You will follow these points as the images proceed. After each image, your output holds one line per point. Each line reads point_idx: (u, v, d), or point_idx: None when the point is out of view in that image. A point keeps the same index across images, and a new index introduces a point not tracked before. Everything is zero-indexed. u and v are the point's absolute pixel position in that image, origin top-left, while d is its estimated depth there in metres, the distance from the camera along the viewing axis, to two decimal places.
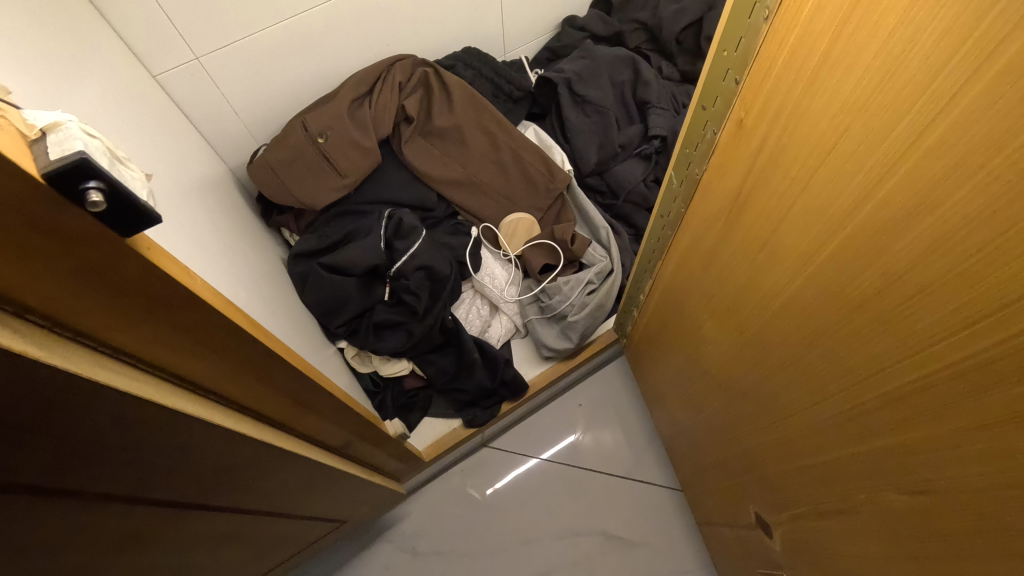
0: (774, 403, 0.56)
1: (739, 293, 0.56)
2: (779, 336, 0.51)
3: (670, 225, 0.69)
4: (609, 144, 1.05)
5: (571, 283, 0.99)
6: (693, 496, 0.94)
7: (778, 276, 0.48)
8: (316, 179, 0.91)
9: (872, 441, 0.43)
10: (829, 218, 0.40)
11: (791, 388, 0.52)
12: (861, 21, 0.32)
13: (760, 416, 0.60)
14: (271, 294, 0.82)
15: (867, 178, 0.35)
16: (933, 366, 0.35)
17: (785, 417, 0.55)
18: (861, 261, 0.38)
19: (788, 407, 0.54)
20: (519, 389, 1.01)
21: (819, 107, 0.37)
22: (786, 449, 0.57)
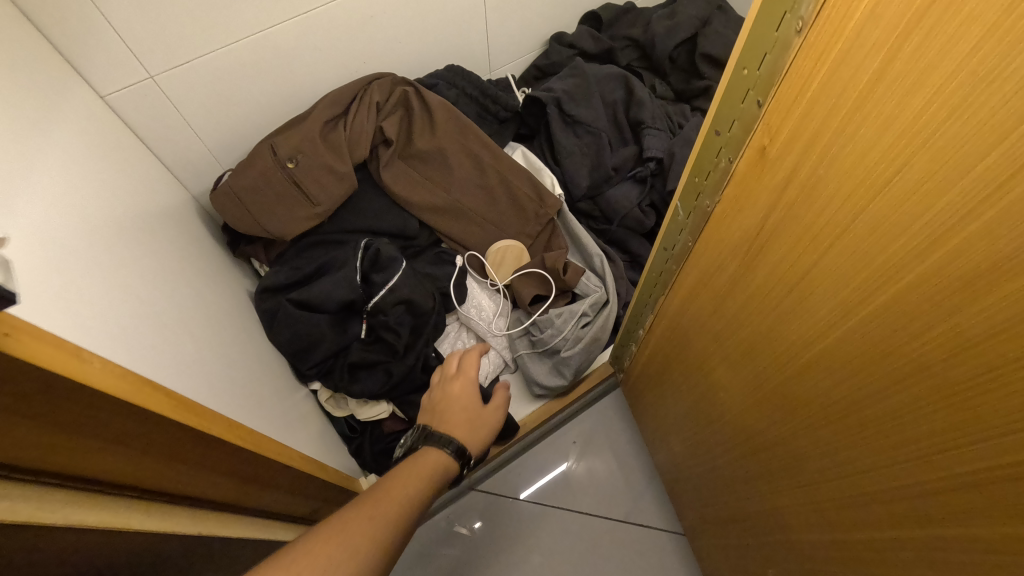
0: (800, 463, 0.49)
1: (758, 339, 0.50)
2: (809, 392, 0.45)
3: (674, 259, 0.63)
4: (601, 166, 0.99)
5: (563, 316, 0.91)
6: (699, 546, 0.87)
7: (808, 326, 0.42)
8: (285, 207, 0.83)
9: (930, 527, 0.37)
10: (880, 267, 0.33)
11: (822, 451, 0.46)
12: (930, 34, 0.26)
13: (782, 475, 0.54)
14: (237, 335, 0.74)
15: (935, 223, 0.29)
16: (1017, 453, 0.29)
17: (813, 481, 0.48)
18: (926, 320, 0.32)
19: (817, 471, 0.47)
20: (509, 430, 0.93)
21: (868, 137, 0.31)
22: (814, 515, 0.50)
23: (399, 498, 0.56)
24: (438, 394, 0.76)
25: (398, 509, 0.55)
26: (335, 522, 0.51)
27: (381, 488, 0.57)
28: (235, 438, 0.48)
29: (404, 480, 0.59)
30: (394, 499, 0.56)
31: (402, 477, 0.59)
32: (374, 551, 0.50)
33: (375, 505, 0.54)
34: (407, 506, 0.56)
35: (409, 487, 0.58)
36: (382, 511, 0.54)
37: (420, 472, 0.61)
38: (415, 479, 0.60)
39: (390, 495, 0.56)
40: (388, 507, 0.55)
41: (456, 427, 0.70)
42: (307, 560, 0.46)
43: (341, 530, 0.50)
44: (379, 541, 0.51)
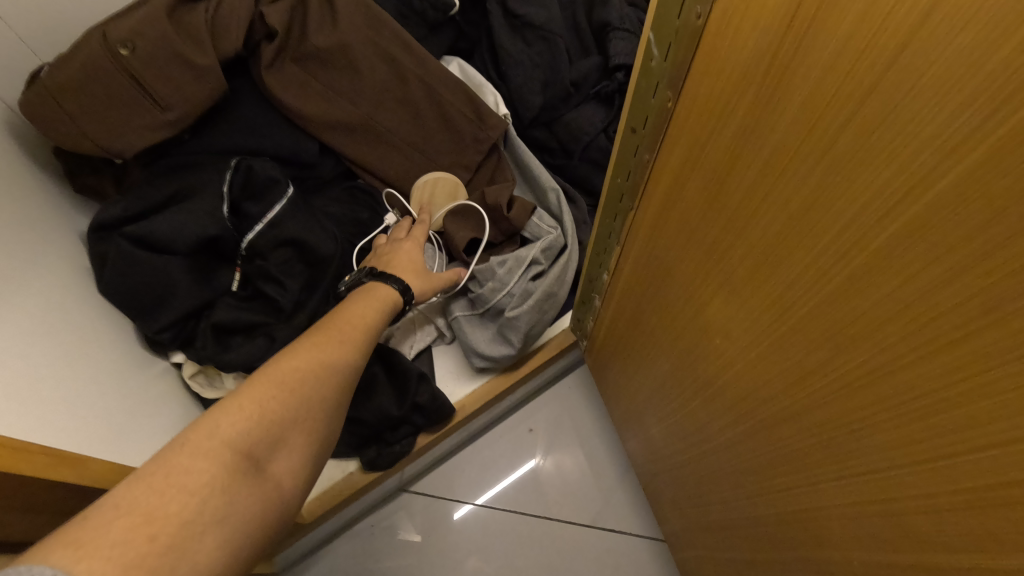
0: (827, 451, 0.33)
1: (757, 269, 0.34)
2: (846, 336, 0.28)
3: (645, 145, 0.42)
4: (557, 81, 0.79)
5: (507, 263, 0.71)
6: (682, 557, 0.68)
7: (858, 217, 0.25)
8: (121, 114, 0.60)
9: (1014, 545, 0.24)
10: None
11: (867, 428, 0.29)
12: None
13: (801, 467, 0.36)
14: (30, 283, 0.52)
15: None
16: None
17: (847, 476, 0.32)
18: None
19: (859, 462, 0.31)
20: (441, 415, 0.73)
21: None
22: (853, 527, 0.33)
23: (352, 335, 0.53)
24: (388, 250, 0.68)
25: (354, 342, 0.53)
26: (297, 351, 0.49)
27: (333, 323, 0.53)
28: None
29: (358, 311, 0.56)
30: (346, 334, 0.53)
31: (353, 310, 0.56)
32: (337, 376, 0.49)
33: (330, 338, 0.51)
34: (363, 338, 0.54)
35: (363, 320, 0.55)
36: (338, 342, 0.51)
37: (373, 304, 0.58)
38: (368, 310, 0.57)
39: (342, 330, 0.53)
40: (344, 337, 0.52)
41: (408, 273, 0.63)
42: (278, 378, 0.46)
43: (303, 360, 0.48)
44: (340, 369, 0.50)
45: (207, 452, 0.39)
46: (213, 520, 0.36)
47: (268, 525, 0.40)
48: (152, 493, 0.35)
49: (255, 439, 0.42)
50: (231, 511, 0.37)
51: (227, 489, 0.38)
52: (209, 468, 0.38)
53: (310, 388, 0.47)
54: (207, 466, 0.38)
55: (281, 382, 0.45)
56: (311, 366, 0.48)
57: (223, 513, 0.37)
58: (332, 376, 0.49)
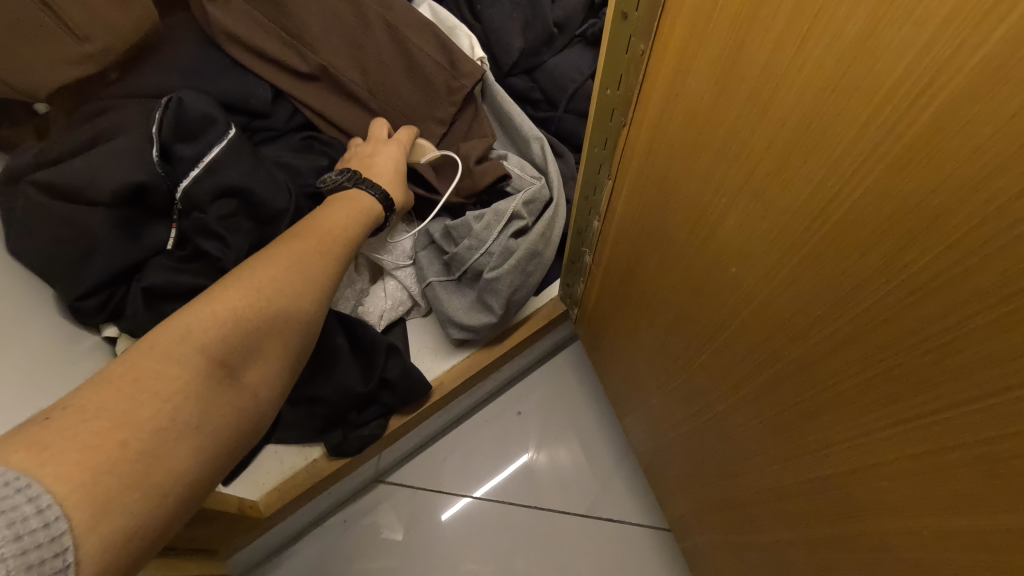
0: (884, 389, 0.25)
1: (789, 153, 0.25)
2: (929, 219, 0.20)
3: (638, 35, 0.34)
4: (539, 21, 0.71)
5: (485, 219, 0.63)
6: (689, 545, 0.60)
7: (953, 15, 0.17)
8: (24, 40, 0.50)
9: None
10: None
11: (949, 348, 0.21)
12: None
13: (835, 415, 0.29)
14: None
15: None
16: None
17: (908, 419, 0.25)
18: None
19: (932, 399, 0.23)
20: (415, 392, 0.65)
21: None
22: (906, 484, 0.26)
23: (332, 242, 0.49)
24: (365, 150, 0.62)
25: (336, 249, 0.49)
26: (270, 258, 0.45)
27: (313, 225, 0.49)
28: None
29: (339, 215, 0.52)
30: (325, 240, 0.49)
31: (334, 214, 0.52)
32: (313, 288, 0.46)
33: (312, 243, 0.48)
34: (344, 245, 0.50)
35: (343, 226, 0.51)
36: (317, 249, 0.48)
37: (357, 211, 0.53)
38: (348, 214, 0.52)
39: (320, 234, 0.49)
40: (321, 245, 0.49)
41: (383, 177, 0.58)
42: (249, 284, 0.42)
43: (278, 269, 0.44)
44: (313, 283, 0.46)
45: (178, 358, 0.36)
46: (188, 428, 0.34)
47: (247, 426, 0.39)
48: (121, 398, 0.33)
49: (227, 347, 0.39)
50: (204, 422, 0.36)
51: (201, 396, 0.36)
52: (182, 374, 0.36)
53: (283, 305, 0.43)
54: (180, 372, 0.35)
55: (252, 292, 0.42)
56: (288, 277, 0.44)
57: (198, 423, 0.35)
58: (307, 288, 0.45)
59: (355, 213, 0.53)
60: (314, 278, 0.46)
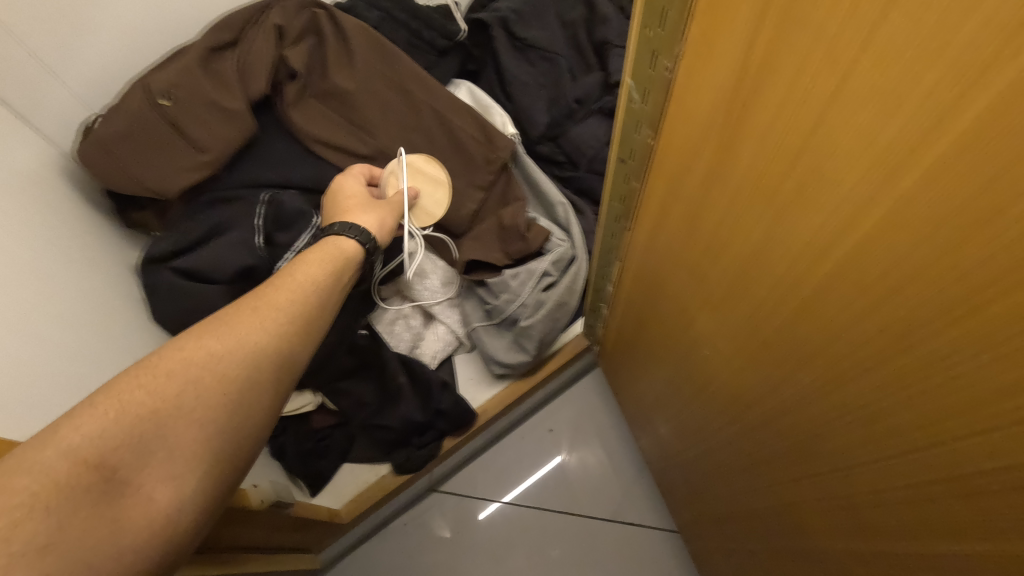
0: (758, 384, 0.39)
1: (756, 254, 0.33)
2: (763, 287, 0.34)
3: (636, 174, 0.46)
4: (561, 99, 0.83)
5: (520, 277, 0.75)
6: (696, 548, 0.72)
7: (844, 197, 0.25)
8: (164, 157, 0.67)
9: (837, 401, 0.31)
10: (926, 40, 0.18)
11: (871, 413, 0.29)
12: None
13: (810, 459, 0.36)
14: (98, 318, 0.59)
15: None
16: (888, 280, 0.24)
17: (829, 441, 0.33)
18: (969, 91, 0.18)
19: (808, 414, 0.34)
20: (464, 419, 0.78)
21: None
22: (863, 514, 0.33)
23: (314, 292, 0.45)
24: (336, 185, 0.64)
25: (316, 307, 0.44)
26: (228, 320, 0.39)
27: (286, 278, 0.44)
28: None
29: (309, 271, 0.46)
30: (301, 294, 0.43)
31: (305, 269, 0.46)
32: (254, 363, 0.37)
33: (288, 298, 0.43)
34: (316, 301, 0.44)
35: (315, 284, 0.45)
36: (277, 313, 0.41)
37: (329, 266, 0.48)
38: (320, 271, 0.47)
39: (288, 290, 0.43)
40: (275, 311, 0.41)
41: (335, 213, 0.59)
42: (208, 347, 0.36)
43: (242, 330, 0.38)
44: (258, 355, 0.38)
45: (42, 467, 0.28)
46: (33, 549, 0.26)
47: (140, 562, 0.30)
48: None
49: (112, 448, 0.31)
50: (63, 538, 0.27)
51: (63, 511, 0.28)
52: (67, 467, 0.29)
53: (232, 374, 0.36)
54: (28, 485, 0.28)
55: (216, 352, 0.36)
56: (261, 334, 0.39)
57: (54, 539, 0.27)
58: (251, 367, 0.37)
59: (338, 266, 0.49)
60: (266, 346, 0.38)
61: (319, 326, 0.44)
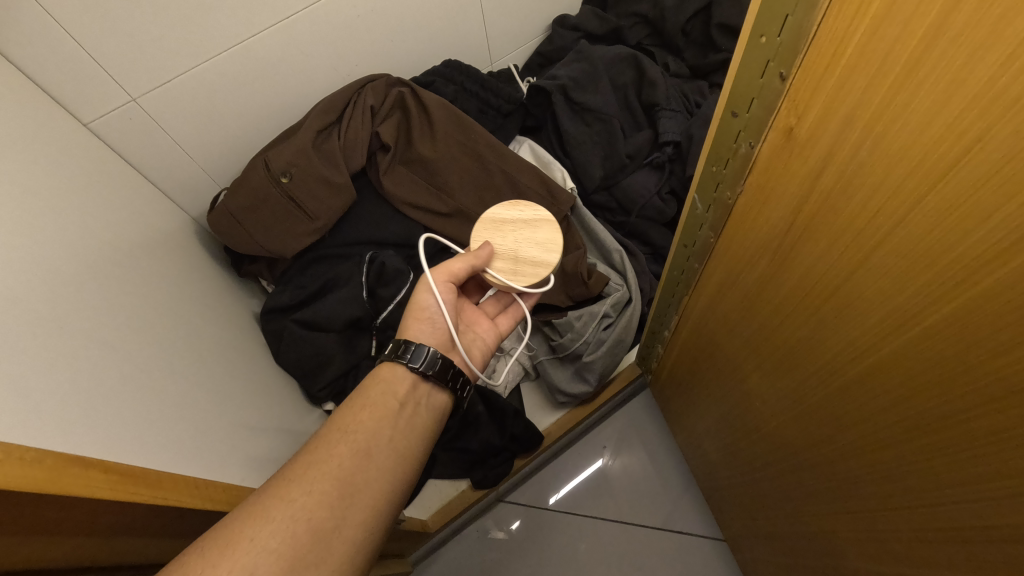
0: (802, 437, 0.48)
1: (812, 335, 0.41)
2: (806, 369, 0.43)
3: (697, 257, 0.56)
4: (614, 154, 0.93)
5: (584, 319, 0.85)
6: (742, 558, 0.81)
7: (883, 315, 0.33)
8: (283, 225, 0.80)
9: (865, 463, 0.40)
10: (921, 252, 0.28)
11: (892, 474, 0.38)
12: None
13: (855, 498, 0.44)
14: (238, 365, 0.72)
15: (1000, 196, 0.23)
16: (901, 388, 0.34)
17: (861, 490, 0.42)
18: (948, 288, 0.28)
19: (844, 468, 0.43)
20: (532, 442, 0.89)
21: (917, 115, 0.25)
22: (903, 547, 0.40)
23: (343, 456, 0.45)
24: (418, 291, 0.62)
25: (364, 458, 0.46)
26: (229, 522, 0.40)
27: (317, 446, 0.45)
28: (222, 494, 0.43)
29: (349, 425, 0.47)
30: (329, 462, 0.44)
31: (340, 427, 0.47)
32: (253, 572, 0.38)
33: (317, 471, 0.44)
34: (346, 468, 0.44)
35: (339, 450, 0.45)
36: (300, 494, 0.42)
37: (370, 419, 0.48)
38: (358, 424, 0.47)
39: (317, 461, 0.44)
40: (294, 493, 0.42)
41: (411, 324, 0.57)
42: (189, 564, 0.37)
43: (242, 534, 0.39)
44: (266, 557, 0.38)
45: None
46: None
47: None
48: None
49: None
50: None
51: None
52: None
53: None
54: None
55: (196, 570, 0.36)
56: (266, 531, 0.40)
57: None
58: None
59: (388, 402, 0.50)
60: (269, 546, 0.39)
61: (360, 491, 0.44)
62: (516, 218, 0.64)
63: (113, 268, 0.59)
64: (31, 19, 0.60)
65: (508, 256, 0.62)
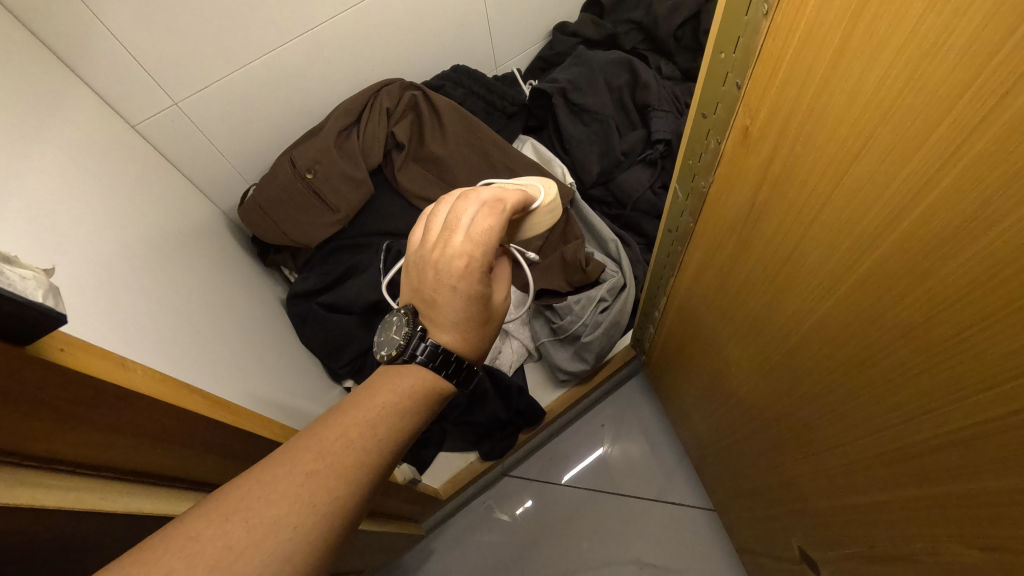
0: (769, 392, 0.55)
1: (777, 296, 0.47)
2: (770, 332, 0.50)
3: (680, 240, 0.63)
4: (610, 152, 1.00)
5: (582, 302, 0.93)
6: (728, 521, 0.87)
7: (829, 270, 0.39)
8: (307, 216, 0.88)
9: (817, 408, 0.47)
10: (843, 223, 0.35)
11: (837, 415, 0.45)
12: (870, 27, 0.28)
13: (813, 441, 0.50)
14: (265, 344, 0.80)
15: (888, 174, 0.30)
16: (839, 339, 0.41)
17: (818, 436, 0.49)
18: (862, 251, 0.35)
19: (802, 417, 0.51)
20: (535, 418, 0.96)
21: (841, 95, 0.31)
22: (855, 478, 0.46)
23: (378, 442, 0.42)
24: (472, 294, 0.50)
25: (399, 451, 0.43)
26: (262, 497, 0.37)
27: (350, 421, 0.42)
28: (278, 426, 0.49)
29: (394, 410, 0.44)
30: (363, 442, 0.41)
31: (377, 399, 0.44)
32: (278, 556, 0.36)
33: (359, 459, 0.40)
34: (379, 448, 0.42)
35: (375, 427, 0.42)
36: (339, 482, 0.39)
37: (406, 397, 0.45)
38: (396, 402, 0.44)
39: (350, 439, 0.41)
40: (328, 477, 0.39)
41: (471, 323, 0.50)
42: (228, 539, 0.35)
43: (274, 515, 0.36)
44: (296, 545, 0.37)
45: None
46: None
47: None
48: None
49: None
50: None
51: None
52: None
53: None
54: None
55: (237, 545, 0.35)
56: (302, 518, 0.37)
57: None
58: (284, 564, 0.36)
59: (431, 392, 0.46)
60: (302, 532, 0.37)
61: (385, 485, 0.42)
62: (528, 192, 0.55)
63: (158, 255, 0.67)
64: (92, 34, 0.68)
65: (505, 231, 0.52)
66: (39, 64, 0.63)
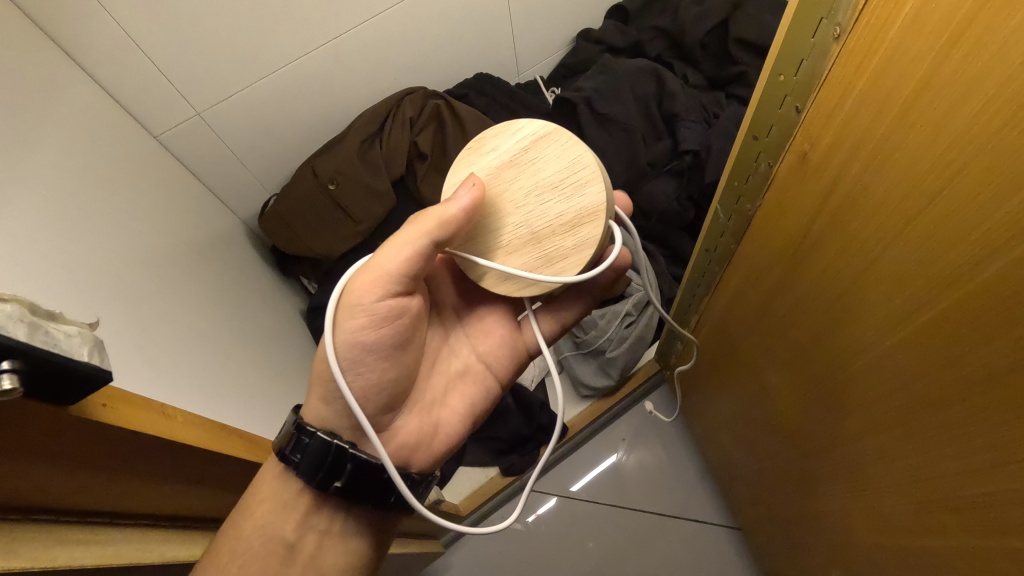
0: (814, 421, 0.53)
1: (828, 329, 0.45)
2: (819, 360, 0.48)
3: (717, 260, 0.62)
4: (636, 163, 0.98)
5: (606, 316, 0.92)
6: (758, 545, 0.85)
7: (896, 305, 0.36)
8: (327, 227, 0.86)
9: (869, 440, 0.45)
10: (917, 259, 0.33)
11: (896, 452, 0.43)
12: (965, 59, 0.26)
13: (865, 476, 0.48)
14: (285, 357, 0.79)
15: (977, 210, 0.28)
16: (904, 376, 0.38)
17: (871, 470, 0.47)
18: (941, 288, 0.32)
19: (854, 450, 0.48)
20: (557, 433, 0.95)
21: (923, 130, 0.29)
22: (912, 516, 0.44)
23: None
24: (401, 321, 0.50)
25: None
26: None
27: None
28: None
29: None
30: None
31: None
32: None
33: None
34: None
35: None
36: None
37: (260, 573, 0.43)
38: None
39: None
40: None
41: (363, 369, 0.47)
42: None
43: None
44: None
45: None
46: None
47: None
48: None
49: None
50: None
51: None
52: None
53: None
54: None
55: None
56: None
57: None
58: None
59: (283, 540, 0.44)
60: None
61: None
62: (506, 157, 0.48)
63: (178, 268, 0.65)
64: (110, 37, 0.66)
65: (528, 280, 0.47)
66: (57, 69, 0.61)
